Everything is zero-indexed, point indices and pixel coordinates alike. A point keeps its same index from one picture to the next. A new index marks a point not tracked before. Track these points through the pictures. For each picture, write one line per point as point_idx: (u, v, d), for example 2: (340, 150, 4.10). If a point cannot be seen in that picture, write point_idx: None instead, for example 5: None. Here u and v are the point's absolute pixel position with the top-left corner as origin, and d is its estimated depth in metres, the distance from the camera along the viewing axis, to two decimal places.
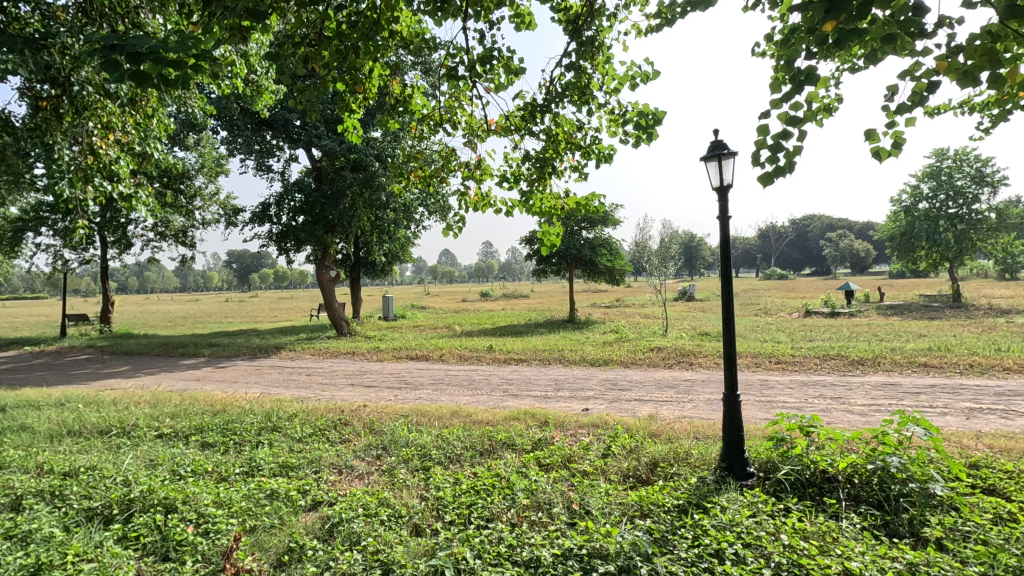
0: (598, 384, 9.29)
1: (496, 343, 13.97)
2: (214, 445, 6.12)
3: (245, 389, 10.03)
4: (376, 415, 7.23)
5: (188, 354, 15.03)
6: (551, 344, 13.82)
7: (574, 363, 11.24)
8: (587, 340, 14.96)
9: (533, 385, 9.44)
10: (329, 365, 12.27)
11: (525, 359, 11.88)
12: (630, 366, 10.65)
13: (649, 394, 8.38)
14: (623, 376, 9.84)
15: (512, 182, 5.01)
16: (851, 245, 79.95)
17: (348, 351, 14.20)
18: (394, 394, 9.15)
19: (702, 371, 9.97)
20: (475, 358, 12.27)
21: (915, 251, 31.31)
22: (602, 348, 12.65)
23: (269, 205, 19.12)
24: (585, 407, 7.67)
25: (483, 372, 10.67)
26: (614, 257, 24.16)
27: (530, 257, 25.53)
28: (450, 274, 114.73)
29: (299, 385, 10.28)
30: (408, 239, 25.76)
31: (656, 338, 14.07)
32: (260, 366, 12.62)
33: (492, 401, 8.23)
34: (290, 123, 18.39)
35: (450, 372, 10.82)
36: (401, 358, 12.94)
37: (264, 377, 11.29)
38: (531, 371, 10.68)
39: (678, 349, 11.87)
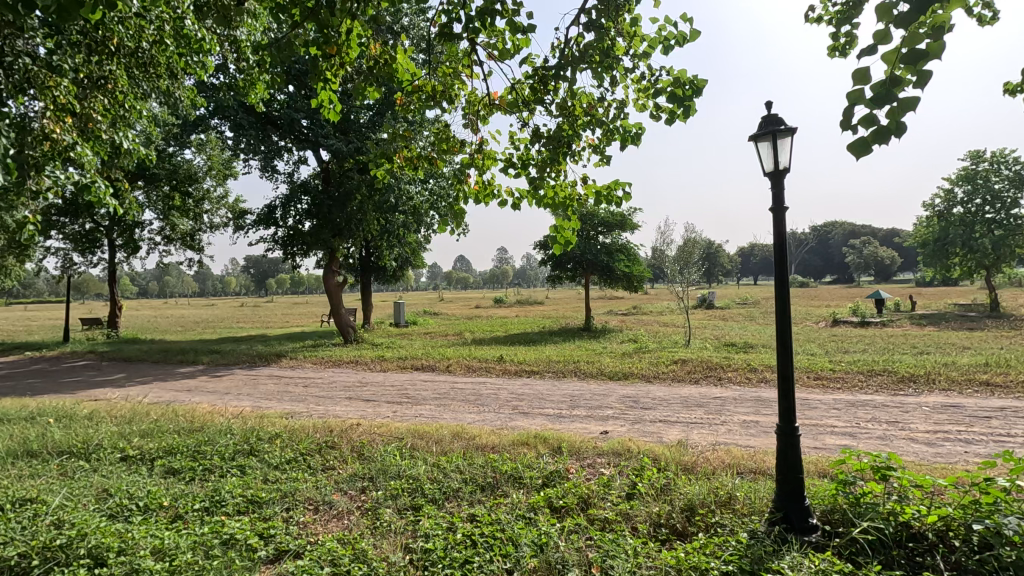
0: (617, 401, 8.40)
1: (508, 353, 13.14)
2: (179, 472, 5.36)
3: (235, 401, 9.33)
4: (368, 437, 6.43)
5: (187, 361, 14.44)
6: (565, 354, 12.95)
7: (591, 376, 10.36)
8: (605, 350, 14.06)
9: (545, 401, 8.58)
10: (329, 376, 11.53)
11: (537, 371, 11.04)
12: (652, 381, 9.75)
13: (676, 414, 7.47)
14: (644, 392, 8.93)
15: (519, 166, 4.20)
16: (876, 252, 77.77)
17: (351, 360, 13.48)
18: (393, 409, 8.35)
19: (732, 388, 9.03)
20: (484, 369, 11.46)
21: (949, 258, 29.85)
22: (621, 360, 11.74)
23: (275, 208, 18.55)
24: (603, 430, 6.79)
25: (492, 386, 9.84)
26: (632, 263, 23.23)
27: (544, 263, 24.71)
28: (464, 280, 114.24)
29: (294, 397, 9.54)
30: (419, 243, 25.14)
31: (679, 350, 13.13)
32: (257, 376, 11.94)
33: (500, 421, 7.39)
34: (297, 123, 17.77)
35: (456, 385, 10.01)
36: (406, 369, 12.17)
37: (258, 388, 10.58)
38: (544, 385, 9.83)
39: (705, 362, 10.92)
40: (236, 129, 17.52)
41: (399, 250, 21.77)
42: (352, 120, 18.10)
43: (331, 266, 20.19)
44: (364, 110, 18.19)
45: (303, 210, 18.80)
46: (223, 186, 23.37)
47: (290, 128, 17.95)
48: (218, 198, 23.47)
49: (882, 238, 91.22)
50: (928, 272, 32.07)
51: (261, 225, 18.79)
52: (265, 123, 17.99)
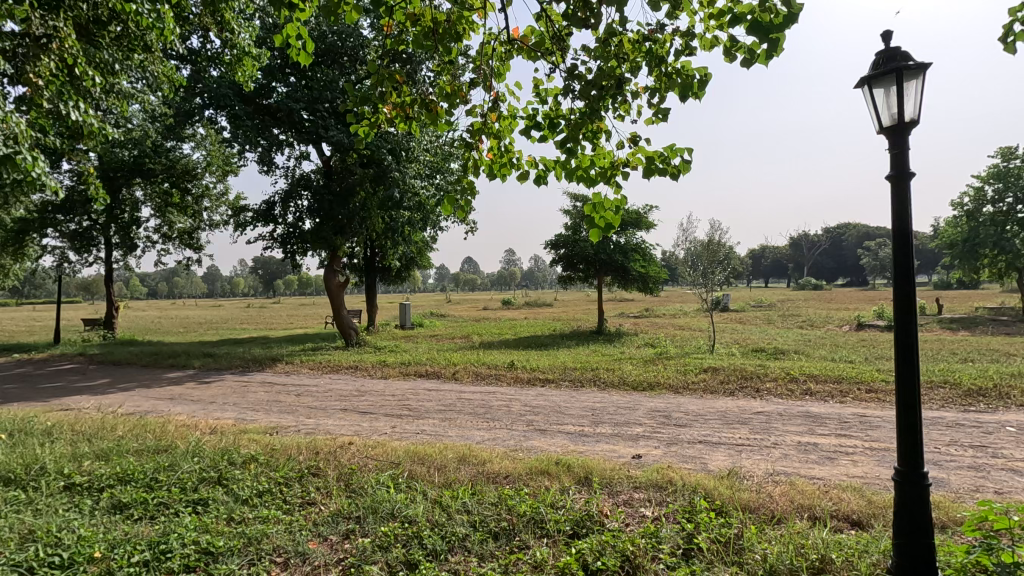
0: (647, 417, 7.36)
1: (519, 359, 12.13)
2: (126, 510, 4.40)
3: (219, 413, 8.40)
4: (359, 461, 5.47)
5: (177, 366, 13.57)
6: (582, 361, 11.93)
7: (613, 386, 9.35)
8: (624, 356, 13.03)
9: (564, 416, 7.57)
10: (324, 384, 10.57)
11: (552, 379, 10.02)
12: (682, 393, 8.70)
13: (717, 434, 6.45)
14: (676, 407, 7.89)
15: (547, 127, 3.25)
16: (892, 253, 76.00)
17: (351, 365, 12.53)
18: (392, 424, 7.37)
19: (775, 402, 7.97)
20: (493, 377, 10.46)
21: (979, 259, 28.48)
22: (644, 367, 10.70)
23: (273, 204, 17.69)
24: (635, 453, 5.80)
25: (503, 397, 8.82)
26: (648, 263, 22.23)
27: (555, 263, 23.72)
28: (472, 280, 113.09)
29: (283, 408, 8.59)
30: (425, 242, 24.26)
31: (707, 356, 12.06)
32: (248, 382, 11.02)
33: (513, 441, 6.38)
34: (297, 115, 16.78)
35: (463, 395, 9.02)
36: (409, 376, 11.20)
37: (247, 397, 9.65)
38: (562, 396, 8.80)
39: (738, 370, 9.86)
40: (232, 121, 16.52)
41: (403, 249, 20.84)
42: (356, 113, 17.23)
43: (331, 266, 19.13)
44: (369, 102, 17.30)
45: (303, 207, 17.87)
46: (223, 183, 22.59)
47: (290, 121, 16.93)
48: (218, 195, 22.75)
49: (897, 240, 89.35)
50: (956, 274, 30.71)
51: (260, 222, 17.93)
52: (262, 114, 16.92)
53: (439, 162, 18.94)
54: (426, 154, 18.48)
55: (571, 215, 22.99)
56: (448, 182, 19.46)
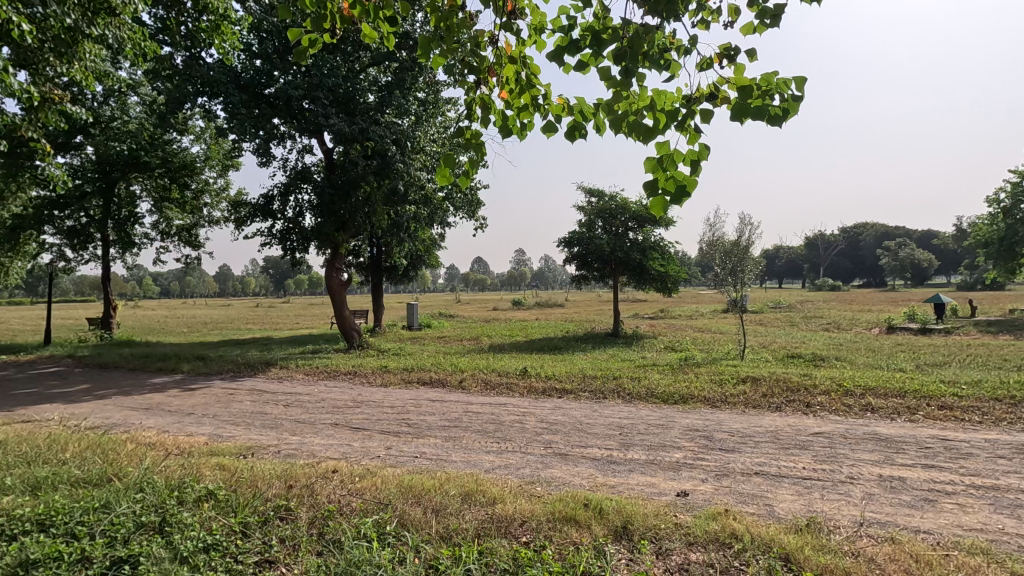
0: (685, 439, 6.26)
1: (532, 365, 11.07)
2: (28, 570, 3.36)
3: (194, 427, 7.40)
4: (339, 500, 4.43)
5: (165, 370, 12.65)
6: (602, 368, 10.81)
7: (640, 398, 8.27)
8: (647, 362, 11.90)
9: (588, 436, 6.47)
10: (317, 393, 9.55)
11: (571, 390, 8.93)
12: (722, 409, 7.56)
13: (775, 463, 5.36)
14: (718, 427, 6.77)
15: (588, 40, 2.39)
16: (912, 254, 73.95)
17: (349, 370, 11.51)
18: (387, 445, 6.33)
19: (833, 421, 6.84)
20: (505, 386, 9.39)
21: (1017, 259, 26.91)
22: (672, 376, 9.57)
23: (272, 198, 16.74)
24: (680, 490, 4.72)
25: (516, 411, 7.74)
26: (668, 261, 21.24)
27: (568, 261, 22.61)
28: (481, 280, 111.83)
29: (267, 423, 7.57)
30: (433, 240, 23.36)
31: (740, 363, 10.91)
32: (235, 390, 10.05)
33: (529, 471, 5.31)
34: (296, 104, 15.74)
35: (470, 409, 7.97)
36: (412, 384, 10.16)
37: (230, 407, 8.66)
38: (583, 411, 7.70)
39: (782, 380, 8.72)
40: (228, 110, 15.56)
41: (409, 247, 19.89)
42: (360, 103, 16.35)
43: (333, 264, 18.07)
44: (373, 92, 16.47)
45: (305, 201, 16.97)
46: (222, 178, 21.74)
47: (289, 110, 15.90)
48: (218, 190, 22.00)
49: (917, 240, 87.15)
50: (990, 275, 29.18)
51: (259, 217, 17.07)
52: (257, 102, 15.89)
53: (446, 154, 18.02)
54: (433, 146, 17.59)
55: (586, 211, 21.92)
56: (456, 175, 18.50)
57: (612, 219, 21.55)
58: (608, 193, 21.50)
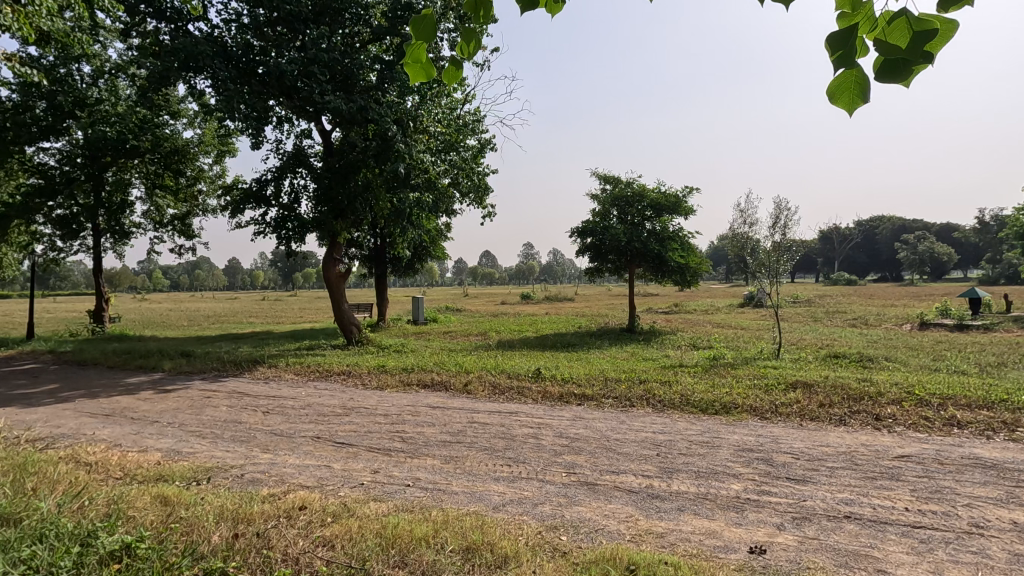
0: (740, 464, 5.07)
1: (545, 365, 9.89)
2: None
3: (151, 441, 6.30)
4: (297, 563, 3.27)
5: (145, 368, 11.59)
6: (624, 369, 9.62)
7: (673, 407, 7.10)
8: (673, 362, 10.71)
9: (619, 459, 5.29)
10: (303, 397, 8.44)
11: (591, 396, 7.75)
12: (774, 423, 6.35)
13: (865, 501, 4.17)
14: (776, 446, 5.58)
15: None
16: (932, 248, 71.87)
17: (342, 370, 10.40)
18: (375, 468, 5.20)
19: (916, 440, 5.62)
20: (515, 391, 8.23)
21: None
22: (706, 380, 8.37)
23: (265, 183, 15.67)
24: (753, 544, 3.54)
25: (530, 423, 6.58)
26: (687, 253, 20.13)
27: (581, 253, 21.41)
28: (490, 275, 110.49)
29: (237, 435, 6.46)
30: (439, 230, 22.27)
31: (780, 365, 9.69)
32: (213, 393, 8.97)
33: (549, 510, 4.15)
34: (290, 81, 14.58)
35: (475, 419, 6.82)
36: (410, 387, 9.01)
37: (201, 414, 7.56)
38: (610, 425, 6.51)
39: (838, 385, 7.51)
40: (217, 87, 14.43)
41: (413, 237, 18.74)
42: (359, 80, 15.13)
43: (331, 254, 16.88)
44: (374, 68, 15.26)
45: (301, 186, 15.86)
46: (218, 165, 20.69)
47: (283, 87, 14.74)
48: (214, 177, 21.03)
49: (937, 233, 84.81)
50: None
51: (252, 203, 15.96)
52: (248, 78, 14.73)
53: (453, 136, 16.74)
54: (437, 126, 16.37)
55: (600, 200, 20.63)
56: (463, 159, 17.22)
57: (628, 207, 20.26)
58: (624, 180, 20.22)
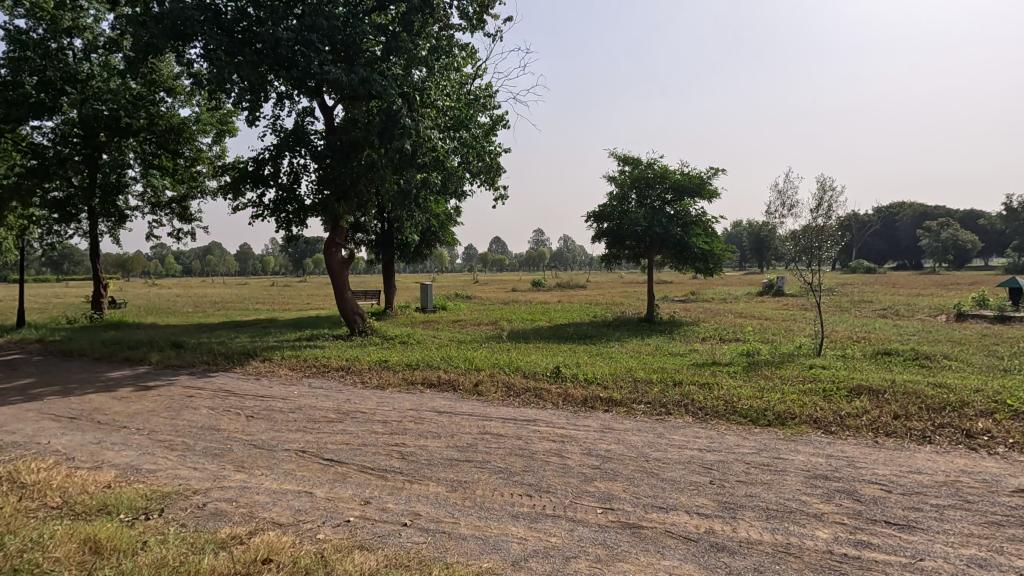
0: (819, 500, 4.05)
1: (564, 362, 8.91)
2: None
3: (111, 453, 5.41)
4: None
5: (132, 361, 10.77)
6: (653, 367, 8.62)
7: (718, 418, 6.09)
8: (705, 359, 9.71)
9: (664, 490, 4.29)
10: (294, 399, 7.54)
11: (619, 402, 6.77)
12: (844, 441, 5.32)
13: (1009, 563, 3.14)
14: (855, 473, 4.56)
15: None
16: (955, 236, 69.64)
17: (340, 365, 9.50)
18: (366, 497, 4.26)
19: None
20: (533, 393, 7.26)
21: None
22: (749, 380, 7.35)
23: (262, 162, 14.70)
24: None
25: (552, 437, 5.62)
26: (712, 238, 19.02)
27: (597, 238, 20.33)
28: (500, 262, 109.32)
29: (211, 447, 5.56)
30: (448, 213, 21.28)
31: (828, 364, 8.65)
32: (196, 391, 8.09)
33: (585, 571, 3.17)
34: (286, 51, 13.51)
35: (487, 430, 5.86)
36: (415, 386, 8.07)
37: (178, 417, 6.69)
38: (646, 440, 5.54)
39: (909, 391, 6.44)
40: (209, 59, 13.42)
41: (421, 221, 17.76)
42: (361, 51, 13.99)
43: (333, 239, 15.90)
44: (378, 37, 14.11)
45: (301, 166, 14.87)
46: (217, 146, 19.75)
47: (280, 58, 13.64)
48: (213, 157, 20.18)
49: (960, 219, 82.28)
50: None
51: (249, 183, 15.02)
52: (241, 48, 13.64)
53: (462, 112, 15.62)
54: (445, 101, 15.26)
55: (618, 182, 19.45)
56: (474, 136, 16.08)
57: (648, 190, 19.08)
58: (644, 161, 19.01)
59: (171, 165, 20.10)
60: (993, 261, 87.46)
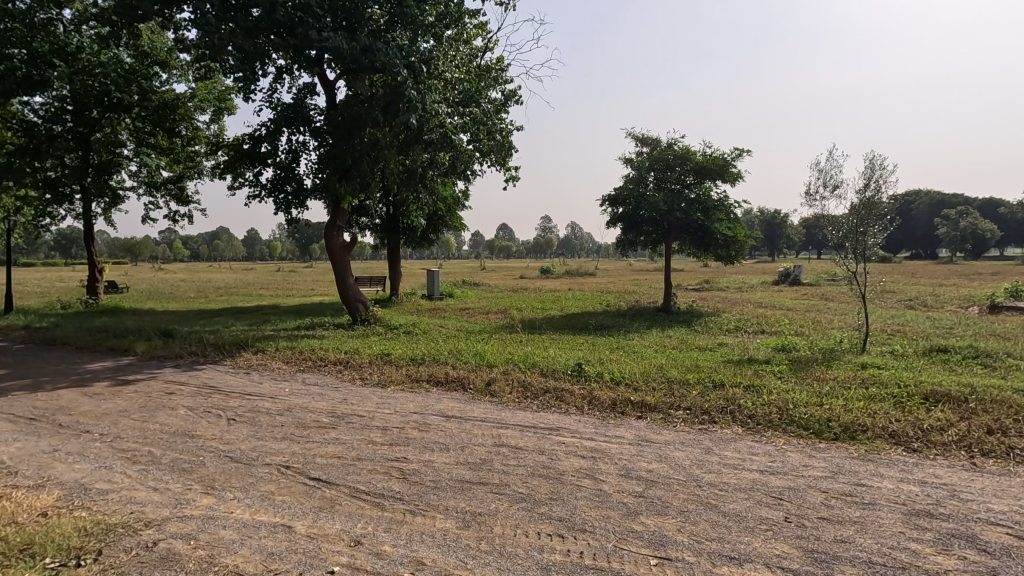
0: (934, 551, 3.16)
1: (585, 358, 8.04)
2: None
3: (62, 467, 4.60)
4: None
5: (116, 351, 9.97)
6: (684, 364, 7.74)
7: (773, 430, 5.21)
8: (739, 356, 8.81)
9: (730, 531, 3.42)
10: (284, 398, 6.71)
11: (654, 407, 5.89)
12: (935, 462, 4.42)
13: None
14: (965, 510, 3.66)
15: None
16: (975, 225, 67.84)
17: (338, 358, 8.67)
18: (357, 536, 3.41)
19: None
20: (553, 395, 6.39)
21: None
22: (798, 382, 6.46)
23: (259, 140, 13.79)
24: None
25: (581, 453, 4.76)
26: (734, 224, 18.03)
27: (612, 223, 19.35)
28: (507, 249, 108.28)
29: (180, 459, 4.74)
30: (456, 196, 20.36)
31: (881, 364, 7.72)
32: (177, 388, 7.29)
33: None
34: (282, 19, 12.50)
35: (504, 442, 5.01)
36: (419, 384, 7.22)
37: (149, 419, 5.87)
38: (693, 458, 4.66)
39: (995, 399, 5.52)
40: (199, 26, 12.46)
41: (428, 204, 16.85)
42: (364, 19, 12.95)
43: (334, 222, 15.01)
44: (382, 5, 13.06)
45: (300, 144, 13.93)
46: (215, 124, 18.86)
47: (276, 26, 12.65)
48: (211, 136, 19.29)
49: (979, 207, 80.23)
50: None
51: (245, 162, 14.13)
52: (234, 14, 12.62)
53: (472, 85, 14.60)
54: (455, 73, 14.24)
55: (635, 164, 18.40)
56: (484, 113, 15.07)
57: (667, 172, 18.02)
58: (664, 141, 17.96)
59: (167, 144, 19.23)
60: (1012, 251, 85.42)
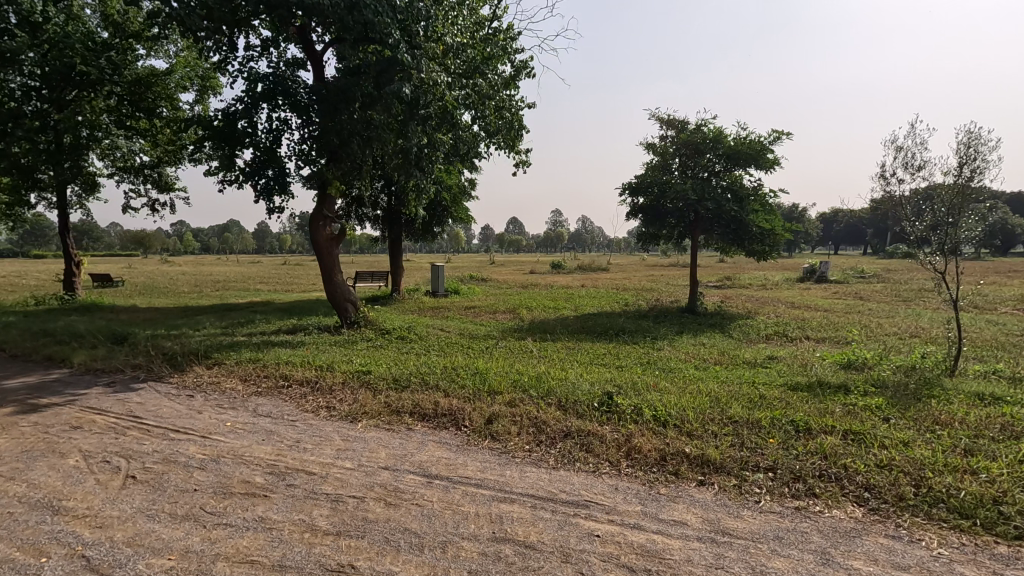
0: None
1: (614, 383, 6.31)
2: None
3: None
4: None
5: (51, 363, 8.36)
6: (744, 393, 5.96)
7: (911, 515, 3.46)
8: (806, 378, 7.00)
9: None
10: (217, 440, 5.04)
11: (723, 467, 4.16)
12: None
13: None
14: None
15: None
16: (1005, 219, 64.88)
17: (304, 378, 6.97)
18: None
19: None
20: (576, 444, 4.67)
21: None
22: (914, 428, 4.69)
23: (234, 116, 12.12)
24: None
25: (628, 562, 3.04)
26: (771, 216, 16.12)
27: (631, 215, 17.53)
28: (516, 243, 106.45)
29: (7, 563, 3.07)
30: (462, 184, 18.61)
31: (1003, 395, 5.89)
32: (89, 420, 5.63)
33: None
34: None
35: (508, 536, 3.29)
36: (400, 418, 5.54)
37: (16, 477, 4.22)
38: (809, 574, 2.92)
39: None
40: None
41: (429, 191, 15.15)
42: None
43: (320, 212, 13.27)
44: None
45: (282, 122, 12.25)
46: (198, 105, 17.18)
47: None
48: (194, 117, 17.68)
49: (1008, 201, 77.00)
50: None
51: (220, 143, 12.44)
52: None
53: (477, 54, 12.85)
54: (457, 39, 12.48)
55: (658, 149, 16.56)
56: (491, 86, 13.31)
57: (696, 158, 16.16)
58: (692, 123, 16.06)
59: (147, 126, 17.67)
60: None
